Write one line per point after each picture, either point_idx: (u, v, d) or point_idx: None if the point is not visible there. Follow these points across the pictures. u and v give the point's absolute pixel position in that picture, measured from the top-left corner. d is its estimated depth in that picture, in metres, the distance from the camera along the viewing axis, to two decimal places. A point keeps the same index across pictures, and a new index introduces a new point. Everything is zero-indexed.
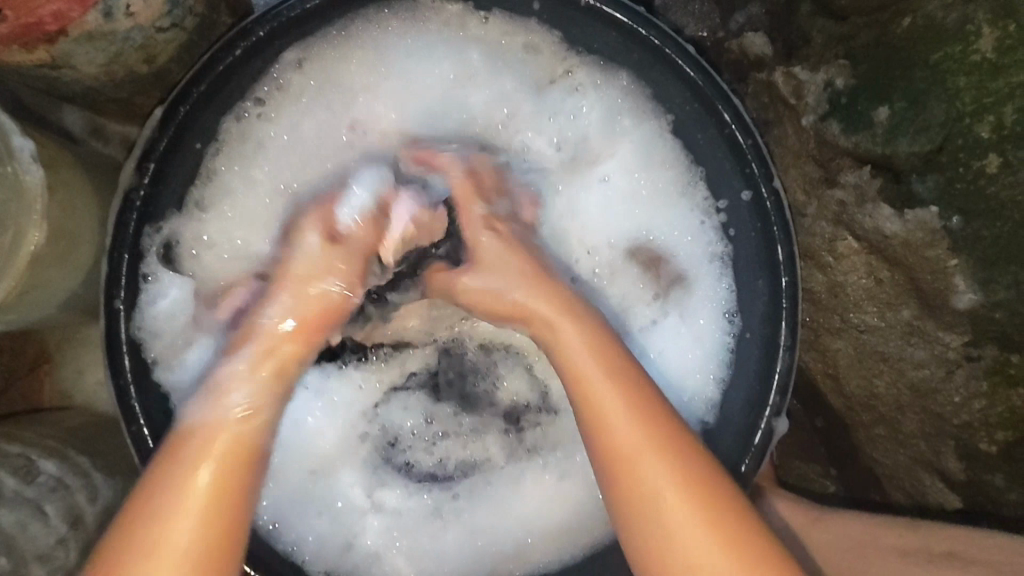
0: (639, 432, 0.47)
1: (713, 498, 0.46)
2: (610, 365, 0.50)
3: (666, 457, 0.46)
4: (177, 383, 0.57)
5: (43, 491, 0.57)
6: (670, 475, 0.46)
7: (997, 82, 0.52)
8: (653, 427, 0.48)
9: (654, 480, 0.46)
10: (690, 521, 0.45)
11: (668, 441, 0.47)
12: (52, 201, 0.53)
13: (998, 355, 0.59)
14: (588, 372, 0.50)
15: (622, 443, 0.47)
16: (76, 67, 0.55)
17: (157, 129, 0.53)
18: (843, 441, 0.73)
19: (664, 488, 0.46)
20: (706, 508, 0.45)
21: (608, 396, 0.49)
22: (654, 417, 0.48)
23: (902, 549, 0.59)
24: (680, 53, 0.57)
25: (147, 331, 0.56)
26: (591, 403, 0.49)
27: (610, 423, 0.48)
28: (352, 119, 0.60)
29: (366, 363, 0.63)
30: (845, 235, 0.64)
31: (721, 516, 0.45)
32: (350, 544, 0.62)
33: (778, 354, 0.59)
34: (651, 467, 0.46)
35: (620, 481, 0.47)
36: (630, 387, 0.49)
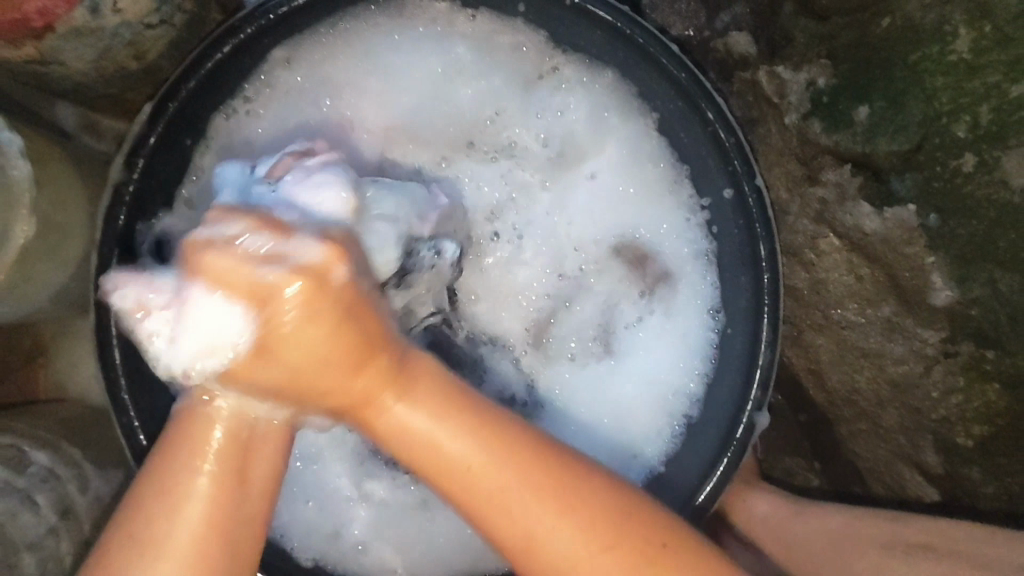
0: (501, 469, 0.47)
1: (613, 521, 0.48)
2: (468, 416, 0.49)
3: (518, 492, 0.47)
4: None
5: (34, 481, 0.58)
6: (537, 502, 0.47)
7: (973, 82, 0.54)
8: (508, 465, 0.48)
9: (541, 525, 0.47)
10: (586, 555, 0.47)
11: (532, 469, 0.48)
12: (41, 196, 0.54)
13: (974, 351, 0.60)
14: (433, 433, 0.47)
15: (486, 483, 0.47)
16: (65, 64, 0.55)
17: (147, 123, 0.54)
18: (826, 435, 0.72)
19: (541, 523, 0.47)
20: (610, 537, 0.48)
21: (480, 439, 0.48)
22: (553, 460, 0.48)
23: (879, 542, 0.60)
24: (664, 51, 0.57)
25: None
26: (429, 451, 0.47)
27: (462, 475, 0.47)
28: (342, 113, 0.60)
29: None
30: (827, 233, 0.64)
31: (624, 538, 0.48)
32: (338, 533, 0.63)
33: (760, 348, 0.59)
34: (518, 507, 0.47)
35: (496, 522, 0.47)
36: (492, 434, 0.48)
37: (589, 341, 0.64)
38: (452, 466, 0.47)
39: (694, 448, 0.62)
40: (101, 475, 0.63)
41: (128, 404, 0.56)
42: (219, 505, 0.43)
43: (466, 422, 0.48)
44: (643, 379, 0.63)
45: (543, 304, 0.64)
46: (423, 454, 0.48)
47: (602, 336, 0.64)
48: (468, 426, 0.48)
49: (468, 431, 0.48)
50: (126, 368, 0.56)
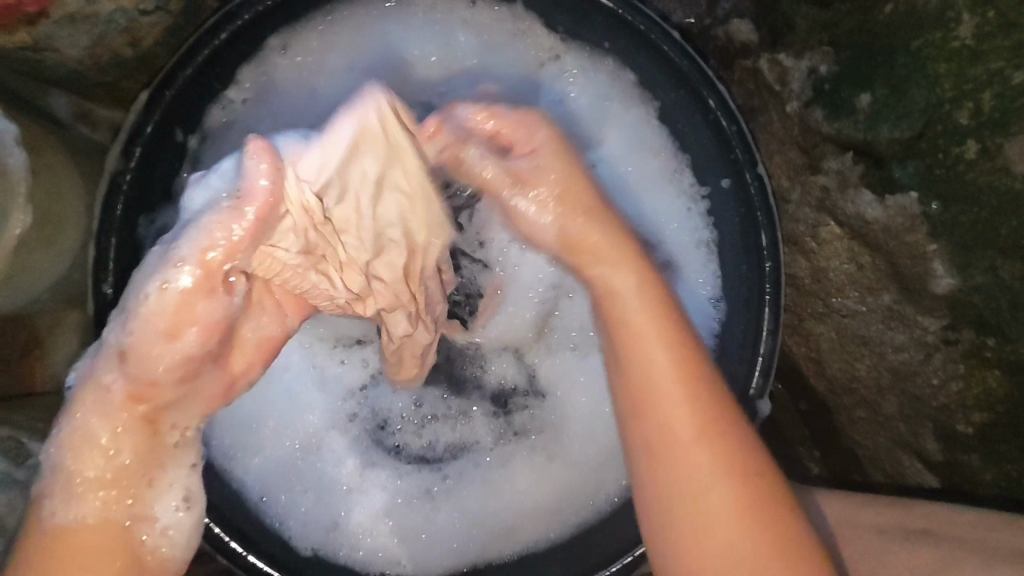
0: (673, 375, 0.48)
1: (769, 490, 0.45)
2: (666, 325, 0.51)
3: (686, 414, 0.47)
4: None
5: (33, 473, 0.58)
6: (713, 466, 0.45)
7: (975, 69, 0.52)
8: (685, 362, 0.49)
9: (691, 456, 0.46)
10: (738, 526, 0.43)
11: (707, 398, 0.48)
12: (37, 185, 0.53)
13: (975, 338, 0.59)
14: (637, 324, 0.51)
15: (655, 381, 0.48)
16: (59, 50, 0.55)
17: (142, 112, 0.54)
18: (825, 423, 0.75)
19: (702, 468, 0.45)
20: (768, 529, 0.43)
21: (653, 345, 0.50)
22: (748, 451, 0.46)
23: (878, 526, 0.60)
24: (664, 38, 0.57)
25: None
26: (643, 371, 0.49)
27: (652, 397, 0.48)
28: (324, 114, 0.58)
29: (363, 346, 0.64)
30: (828, 221, 0.65)
31: (750, 484, 0.45)
32: (334, 524, 0.62)
33: (761, 338, 0.59)
34: (685, 442, 0.46)
35: (656, 454, 0.47)
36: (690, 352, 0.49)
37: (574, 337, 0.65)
38: (652, 375, 0.49)
39: None
40: None
41: None
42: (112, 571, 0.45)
43: (700, 399, 0.47)
44: None
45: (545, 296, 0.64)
46: (630, 373, 0.50)
47: None
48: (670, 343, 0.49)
49: (681, 372, 0.48)
50: None
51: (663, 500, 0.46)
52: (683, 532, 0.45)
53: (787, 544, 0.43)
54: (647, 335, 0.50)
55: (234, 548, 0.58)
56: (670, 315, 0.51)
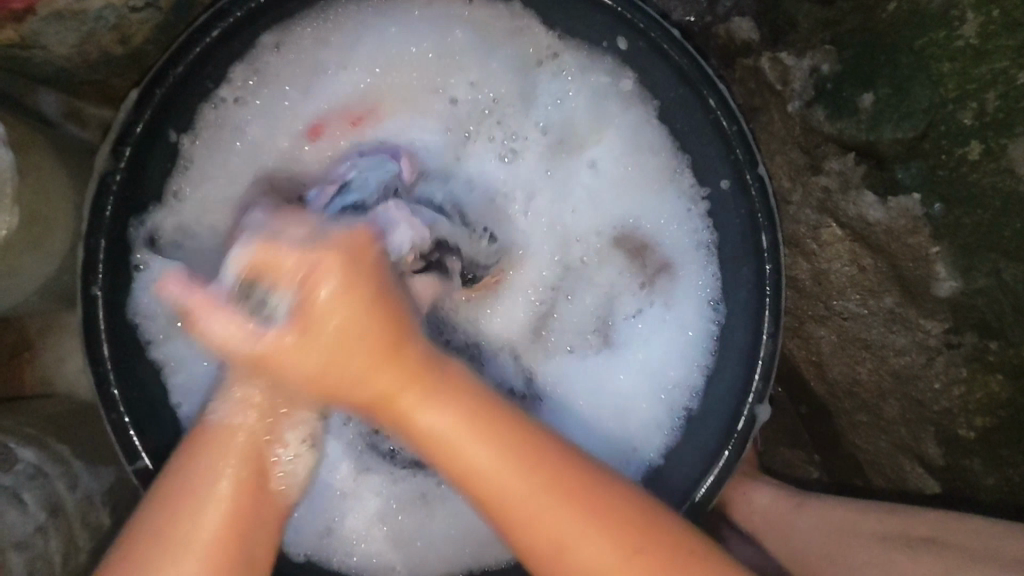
0: (474, 444, 0.51)
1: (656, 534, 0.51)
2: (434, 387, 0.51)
3: (539, 494, 0.51)
4: (173, 353, 0.57)
5: (21, 479, 0.56)
6: (542, 521, 0.51)
7: (980, 69, 0.53)
8: (473, 429, 0.51)
9: (579, 525, 0.51)
10: (623, 561, 0.50)
11: (525, 463, 0.51)
12: (24, 185, 0.52)
13: (977, 342, 0.60)
14: (447, 436, 0.52)
15: (459, 450, 0.51)
16: (47, 48, 0.54)
17: (132, 111, 0.52)
18: (826, 426, 0.73)
19: (569, 526, 0.51)
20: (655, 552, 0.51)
21: (426, 410, 0.51)
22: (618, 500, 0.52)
23: (881, 534, 0.59)
24: (666, 37, 0.56)
25: (143, 312, 0.56)
26: (467, 467, 0.52)
27: (490, 489, 0.52)
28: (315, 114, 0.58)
29: None
30: (829, 223, 0.64)
31: (631, 539, 0.51)
32: (329, 529, 0.62)
33: (761, 341, 0.59)
34: (567, 529, 0.51)
35: (486, 508, 0.52)
36: (488, 429, 0.52)
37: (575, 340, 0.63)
38: (477, 469, 0.51)
39: (696, 437, 0.61)
40: (91, 472, 0.61)
41: (120, 399, 0.54)
42: (247, 492, 0.48)
43: (559, 477, 0.52)
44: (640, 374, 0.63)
45: (543, 297, 0.63)
46: (434, 448, 0.52)
47: (601, 329, 0.63)
48: (483, 435, 0.52)
49: (498, 457, 0.52)
50: (116, 361, 0.55)
51: (553, 567, 0.51)
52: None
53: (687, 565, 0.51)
54: (458, 447, 0.52)
55: None
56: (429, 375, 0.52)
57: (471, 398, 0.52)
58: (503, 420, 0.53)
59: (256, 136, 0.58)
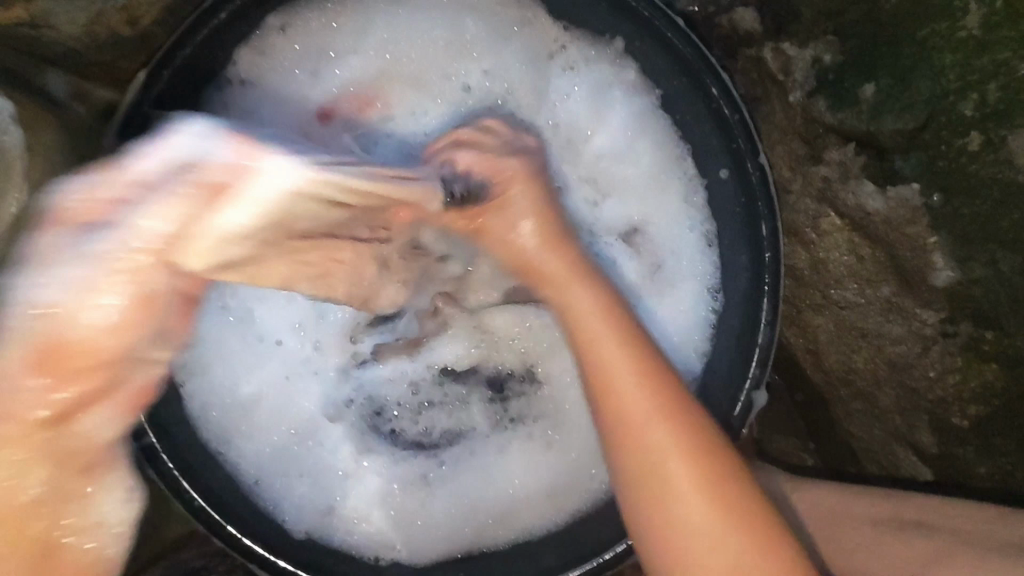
0: (634, 382, 0.53)
1: (708, 455, 0.51)
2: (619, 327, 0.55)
3: (661, 430, 0.52)
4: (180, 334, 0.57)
5: None
6: (677, 444, 0.51)
7: (982, 59, 0.51)
8: (651, 379, 0.53)
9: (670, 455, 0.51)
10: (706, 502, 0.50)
11: (664, 401, 0.53)
12: (34, 165, 0.53)
13: (973, 331, 0.60)
14: (611, 374, 0.54)
15: (615, 382, 0.53)
16: (56, 27, 0.55)
17: (139, 93, 0.53)
18: (821, 414, 0.75)
19: (671, 462, 0.51)
20: (708, 467, 0.51)
21: (606, 347, 0.54)
22: (704, 440, 0.52)
23: (873, 518, 0.60)
24: (669, 26, 0.56)
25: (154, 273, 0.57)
26: (619, 416, 0.52)
27: (607, 387, 0.54)
28: (320, 100, 0.59)
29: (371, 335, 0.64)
30: (828, 212, 0.65)
31: (720, 488, 0.51)
32: (330, 509, 0.62)
33: (758, 328, 0.59)
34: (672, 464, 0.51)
35: (617, 432, 0.53)
36: (655, 375, 0.53)
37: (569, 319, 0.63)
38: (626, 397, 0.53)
39: None
40: None
41: None
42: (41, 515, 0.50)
43: (683, 443, 0.51)
44: None
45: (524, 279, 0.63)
46: (598, 375, 0.54)
47: None
48: (644, 383, 0.53)
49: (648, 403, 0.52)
50: None
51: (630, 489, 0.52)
52: (669, 528, 0.50)
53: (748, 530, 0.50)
54: (613, 385, 0.53)
55: (229, 532, 0.59)
56: (642, 345, 0.55)
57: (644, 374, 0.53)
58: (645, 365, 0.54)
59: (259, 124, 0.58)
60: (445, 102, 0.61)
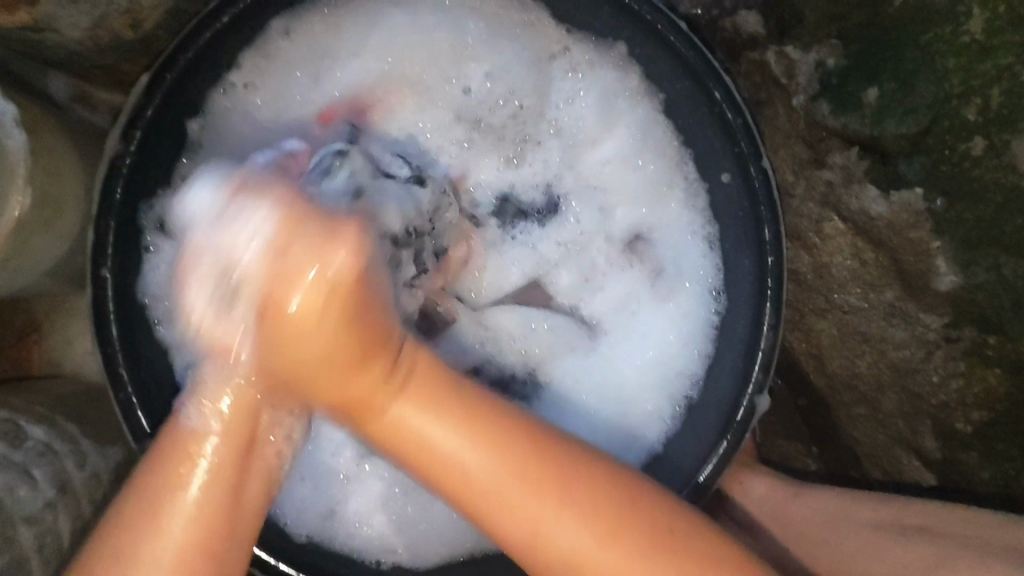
0: (461, 441, 0.48)
1: (651, 529, 0.49)
2: (380, 369, 0.48)
3: (526, 502, 0.48)
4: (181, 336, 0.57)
5: (31, 455, 0.57)
6: (528, 490, 0.48)
7: (984, 64, 0.53)
8: (473, 435, 0.48)
9: (547, 515, 0.48)
10: (612, 552, 0.48)
11: (495, 438, 0.48)
12: (37, 166, 0.53)
13: (977, 336, 0.60)
14: (457, 457, 0.48)
15: (469, 489, 0.48)
16: (59, 31, 0.54)
17: (143, 96, 0.53)
18: (824, 420, 0.74)
19: (567, 534, 0.48)
20: (639, 545, 0.48)
21: (431, 424, 0.48)
22: (620, 491, 0.49)
23: (874, 523, 0.60)
24: (673, 30, 0.56)
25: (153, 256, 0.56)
26: (472, 485, 0.48)
27: (456, 483, 0.48)
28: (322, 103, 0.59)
29: None
30: (831, 217, 0.64)
31: (646, 552, 0.48)
32: (332, 511, 0.63)
33: (762, 331, 0.59)
34: (548, 527, 0.48)
35: (470, 510, 0.49)
36: (483, 426, 0.48)
37: (567, 324, 0.64)
38: (477, 484, 0.48)
39: (695, 427, 0.62)
40: (98, 451, 0.62)
41: (127, 380, 0.55)
42: (230, 462, 0.46)
43: (541, 479, 0.48)
44: (630, 367, 0.63)
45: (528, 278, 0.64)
46: (415, 448, 0.48)
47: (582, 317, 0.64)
48: (492, 449, 0.48)
49: (528, 486, 0.48)
50: (125, 342, 0.55)
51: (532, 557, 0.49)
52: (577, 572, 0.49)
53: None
54: (428, 459, 0.48)
55: None
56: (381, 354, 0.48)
57: (456, 418, 0.48)
58: (503, 422, 0.49)
59: (260, 127, 0.58)
60: (449, 107, 0.61)
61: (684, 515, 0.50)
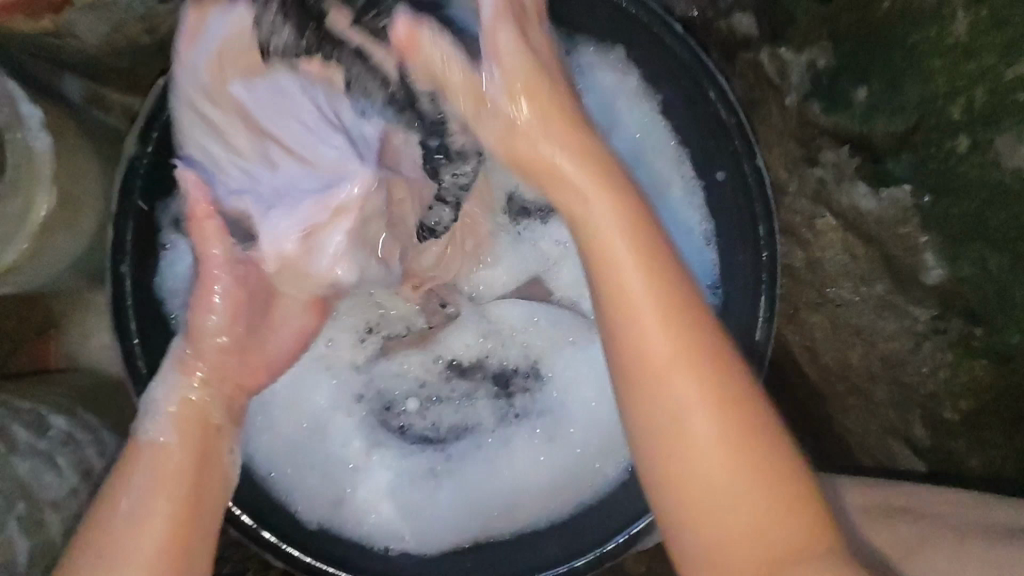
0: (649, 286, 0.44)
1: (772, 477, 0.42)
2: (643, 260, 0.45)
3: (692, 390, 0.43)
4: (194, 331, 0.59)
5: (55, 444, 0.59)
6: (704, 398, 0.43)
7: (970, 64, 0.53)
8: (669, 300, 0.44)
9: (689, 397, 0.43)
10: (749, 492, 0.42)
11: (701, 353, 0.43)
12: (59, 168, 0.55)
13: (963, 329, 0.61)
14: (635, 297, 0.44)
15: (649, 343, 0.43)
16: (79, 36, 0.56)
17: (161, 97, 0.54)
18: (818, 410, 0.77)
19: (703, 422, 0.43)
20: (762, 466, 0.42)
21: (634, 275, 0.44)
22: (770, 460, 0.43)
23: (866, 507, 0.61)
24: (670, 34, 0.58)
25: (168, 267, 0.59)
26: (629, 301, 0.44)
27: (635, 345, 0.44)
28: None
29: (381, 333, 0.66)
30: (823, 213, 0.67)
31: (770, 464, 0.42)
32: (341, 499, 0.64)
33: (756, 324, 0.61)
34: (695, 417, 0.43)
35: (635, 375, 0.44)
36: (674, 312, 0.44)
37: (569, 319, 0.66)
38: (653, 363, 0.43)
39: None
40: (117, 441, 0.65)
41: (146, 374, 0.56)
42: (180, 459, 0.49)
43: (716, 390, 0.43)
44: None
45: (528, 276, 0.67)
46: (615, 286, 0.45)
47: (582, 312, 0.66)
48: (670, 324, 0.43)
49: (663, 311, 0.44)
50: (143, 336, 0.57)
51: (636, 370, 0.44)
52: (671, 460, 0.43)
53: (793, 511, 0.42)
54: (628, 306, 0.44)
55: (245, 523, 0.60)
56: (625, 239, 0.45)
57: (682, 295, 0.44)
58: (702, 328, 0.44)
59: None
60: None
61: (785, 445, 0.43)
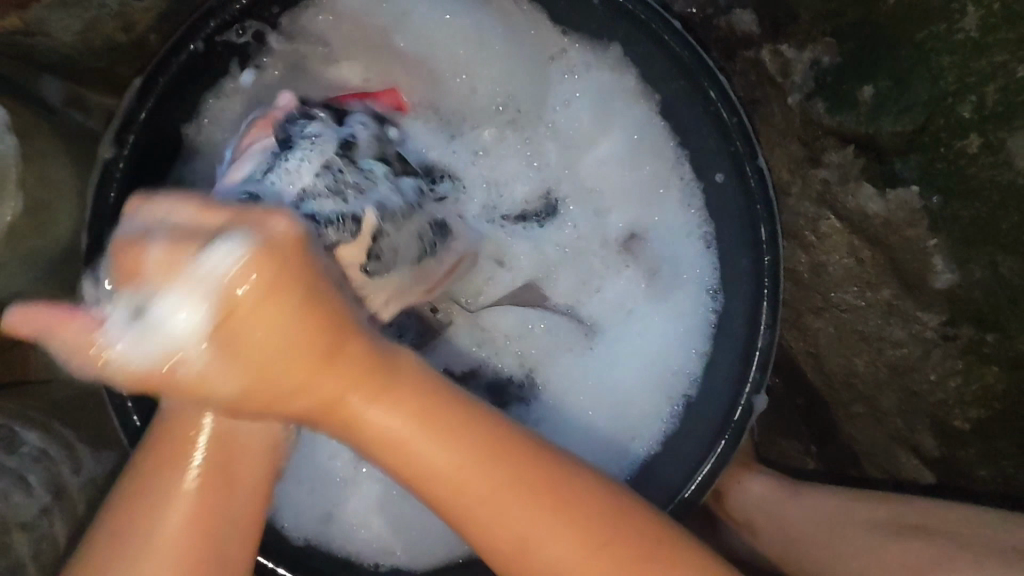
0: (343, 386, 0.38)
1: (620, 537, 0.41)
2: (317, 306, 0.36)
3: (433, 450, 0.39)
4: None
5: (26, 461, 0.58)
6: (424, 445, 0.39)
7: (980, 61, 0.52)
8: (344, 365, 0.38)
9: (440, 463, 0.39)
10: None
11: (427, 416, 0.40)
12: (29, 172, 0.53)
13: (974, 334, 0.61)
14: (339, 398, 0.38)
15: (321, 402, 0.38)
16: (51, 35, 0.55)
17: (136, 98, 0.52)
18: (824, 417, 0.72)
19: (450, 480, 0.39)
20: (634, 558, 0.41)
21: (337, 375, 0.38)
22: (567, 491, 0.40)
23: (872, 523, 0.60)
24: (668, 29, 0.55)
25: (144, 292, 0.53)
26: (377, 415, 0.39)
27: (399, 464, 0.40)
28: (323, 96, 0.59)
29: None
30: (828, 215, 0.64)
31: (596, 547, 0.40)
32: (329, 515, 0.63)
33: (758, 331, 0.57)
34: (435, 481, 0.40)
35: (342, 428, 0.39)
36: (423, 405, 0.40)
37: (567, 324, 0.64)
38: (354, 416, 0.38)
39: (692, 428, 0.61)
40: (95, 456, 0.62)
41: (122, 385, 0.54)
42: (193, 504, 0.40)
43: (436, 431, 0.39)
44: (624, 367, 0.63)
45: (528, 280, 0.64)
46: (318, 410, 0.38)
47: (582, 318, 0.64)
48: (350, 377, 0.38)
49: (364, 373, 0.38)
50: None
51: (435, 492, 0.40)
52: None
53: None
54: (336, 401, 0.38)
55: None
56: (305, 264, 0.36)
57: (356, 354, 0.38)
58: (411, 389, 0.40)
59: None
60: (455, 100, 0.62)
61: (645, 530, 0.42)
